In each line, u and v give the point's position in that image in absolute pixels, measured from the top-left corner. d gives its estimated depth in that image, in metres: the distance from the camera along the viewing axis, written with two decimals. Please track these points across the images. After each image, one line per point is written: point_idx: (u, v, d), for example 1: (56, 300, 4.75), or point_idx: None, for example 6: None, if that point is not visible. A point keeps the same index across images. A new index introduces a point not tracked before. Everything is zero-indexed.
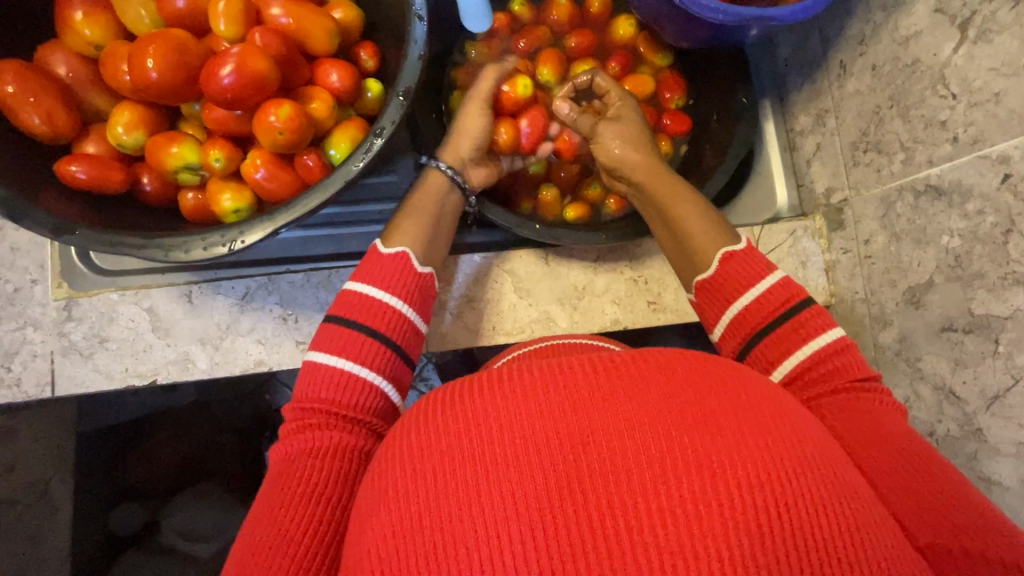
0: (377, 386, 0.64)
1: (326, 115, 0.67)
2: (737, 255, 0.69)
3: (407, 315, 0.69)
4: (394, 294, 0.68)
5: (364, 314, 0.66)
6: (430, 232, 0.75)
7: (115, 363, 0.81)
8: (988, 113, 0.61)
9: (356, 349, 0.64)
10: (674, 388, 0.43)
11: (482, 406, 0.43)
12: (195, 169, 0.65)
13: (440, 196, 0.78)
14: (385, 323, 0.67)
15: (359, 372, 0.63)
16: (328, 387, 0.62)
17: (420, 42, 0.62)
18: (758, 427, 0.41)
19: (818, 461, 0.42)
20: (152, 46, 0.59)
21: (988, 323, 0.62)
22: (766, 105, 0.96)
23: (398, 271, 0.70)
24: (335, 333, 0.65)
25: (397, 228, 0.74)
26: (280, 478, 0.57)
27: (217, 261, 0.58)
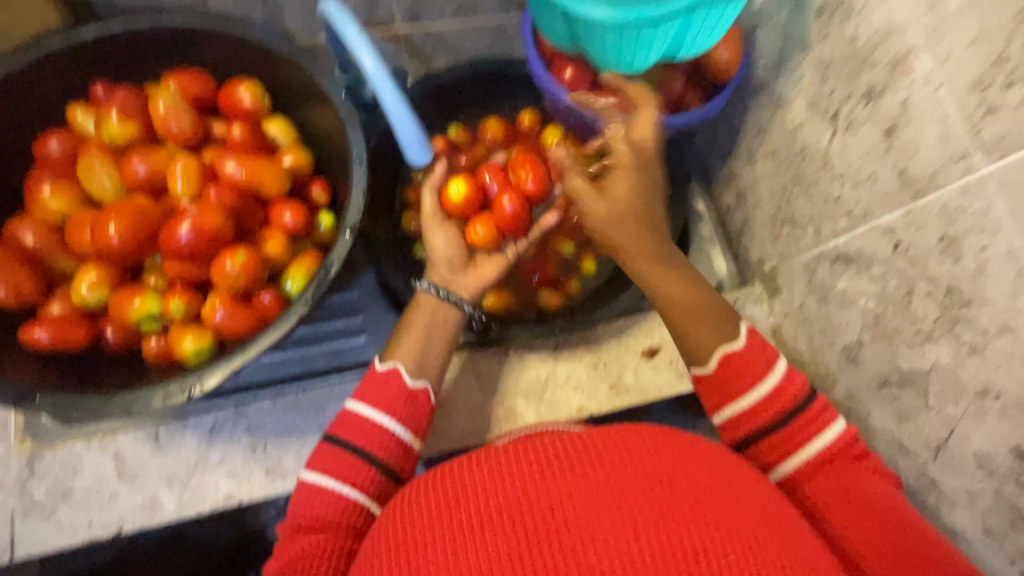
0: (370, 507, 0.64)
1: (280, 253, 0.72)
2: (734, 355, 0.64)
3: (403, 438, 0.68)
4: (387, 416, 0.68)
5: (357, 434, 0.66)
6: (428, 347, 0.74)
7: (79, 517, 0.79)
8: (870, 190, 0.68)
9: (347, 471, 0.64)
10: (630, 465, 0.44)
11: (449, 506, 0.45)
12: (157, 317, 0.69)
13: (434, 314, 0.76)
14: (381, 445, 0.66)
15: (353, 495, 0.63)
16: (321, 505, 0.62)
17: (361, 183, 0.69)
18: (712, 497, 0.42)
19: (777, 534, 0.41)
20: (115, 215, 0.64)
21: (916, 377, 0.66)
22: (694, 189, 1.05)
23: (392, 392, 0.69)
24: (331, 456, 0.65)
25: (396, 348, 0.73)
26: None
27: (177, 409, 0.60)
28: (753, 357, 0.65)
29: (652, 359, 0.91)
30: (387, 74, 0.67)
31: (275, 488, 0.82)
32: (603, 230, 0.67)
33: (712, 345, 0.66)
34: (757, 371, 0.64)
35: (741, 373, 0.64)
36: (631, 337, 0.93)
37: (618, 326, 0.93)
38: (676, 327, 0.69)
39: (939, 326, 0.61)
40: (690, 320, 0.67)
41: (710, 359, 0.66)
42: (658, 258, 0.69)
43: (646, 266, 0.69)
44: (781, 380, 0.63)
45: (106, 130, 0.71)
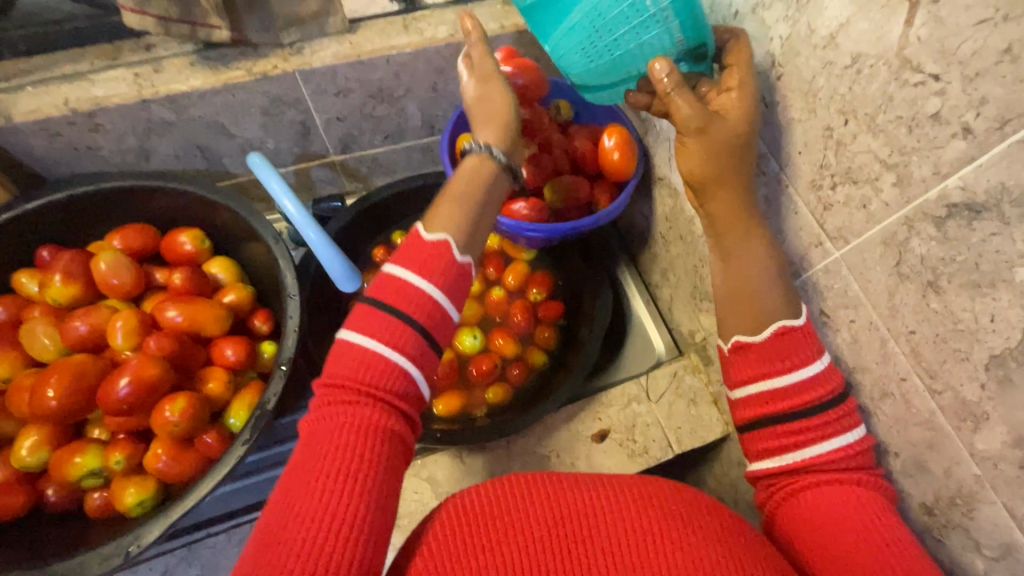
0: (409, 378, 0.53)
1: (221, 391, 0.75)
2: (790, 330, 0.61)
3: (446, 307, 0.55)
4: (436, 285, 0.55)
5: (409, 303, 0.54)
6: (479, 205, 0.60)
7: None
8: None
9: (390, 337, 0.53)
10: (610, 499, 0.55)
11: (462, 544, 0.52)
12: (98, 472, 0.70)
13: (487, 181, 0.62)
14: (417, 309, 0.54)
15: (392, 366, 0.52)
16: (353, 369, 0.52)
17: (295, 317, 0.74)
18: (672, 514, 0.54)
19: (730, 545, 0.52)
20: (53, 378, 0.67)
21: None
22: (624, 269, 1.13)
23: (442, 261, 0.56)
24: (367, 312, 0.54)
25: (436, 211, 0.59)
26: (301, 475, 0.49)
27: (114, 572, 0.60)
28: (806, 339, 0.61)
29: (603, 443, 0.94)
30: (309, 215, 0.74)
31: None
32: (699, 166, 0.61)
33: (774, 315, 0.62)
34: (802, 357, 0.60)
35: (782, 353, 0.61)
36: (580, 423, 0.95)
37: (567, 413, 0.96)
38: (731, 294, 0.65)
39: None
40: (750, 289, 0.63)
41: (764, 330, 0.62)
42: (744, 214, 0.63)
43: (726, 202, 0.63)
44: (825, 367, 0.60)
45: (50, 292, 0.75)
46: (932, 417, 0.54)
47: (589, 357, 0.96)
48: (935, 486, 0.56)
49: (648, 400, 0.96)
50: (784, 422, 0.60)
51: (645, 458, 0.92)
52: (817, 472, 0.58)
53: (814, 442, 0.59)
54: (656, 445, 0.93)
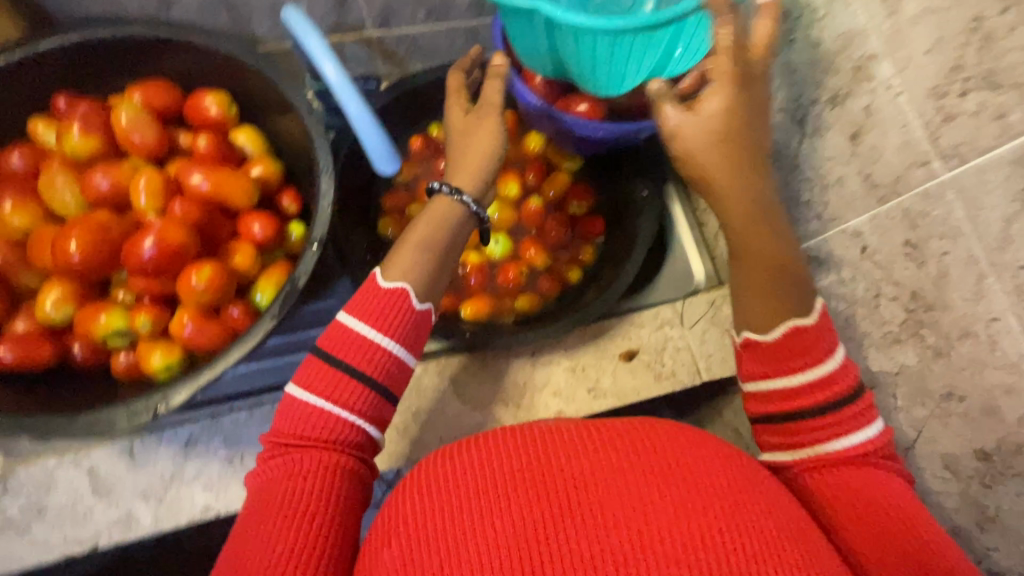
0: (356, 423, 0.58)
1: (248, 266, 0.71)
2: (802, 329, 0.59)
3: (396, 352, 0.60)
4: (386, 334, 0.60)
5: (355, 354, 0.59)
6: (438, 250, 0.65)
7: (54, 532, 0.79)
8: (837, 194, 0.68)
9: (341, 392, 0.58)
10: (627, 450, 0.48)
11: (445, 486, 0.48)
12: (123, 333, 0.68)
13: (447, 226, 0.66)
14: (365, 359, 0.59)
15: (337, 411, 0.57)
16: (304, 423, 0.57)
17: (328, 194, 0.68)
18: (697, 468, 0.47)
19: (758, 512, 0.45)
20: (75, 231, 0.63)
21: (884, 380, 0.66)
22: (671, 188, 1.05)
23: (394, 310, 0.61)
24: (315, 366, 0.59)
25: (394, 259, 0.64)
26: (260, 504, 0.54)
27: (141, 429, 0.59)
28: (817, 338, 0.58)
29: (630, 362, 0.92)
30: (352, 85, 0.67)
31: None
32: (692, 157, 0.60)
33: (788, 313, 0.60)
34: (812, 356, 0.58)
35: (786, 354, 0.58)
36: (609, 341, 0.92)
37: (597, 328, 0.93)
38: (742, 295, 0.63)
39: (905, 329, 0.62)
40: (761, 293, 0.61)
41: (773, 328, 0.60)
42: (752, 213, 0.61)
43: (737, 194, 0.60)
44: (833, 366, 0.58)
45: (67, 145, 0.70)
46: (1019, 361, 0.50)
47: (632, 274, 0.90)
48: (998, 432, 0.53)
49: (681, 325, 0.94)
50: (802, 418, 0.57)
51: (671, 381, 0.92)
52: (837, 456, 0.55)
53: (832, 442, 0.56)
54: (684, 369, 0.92)
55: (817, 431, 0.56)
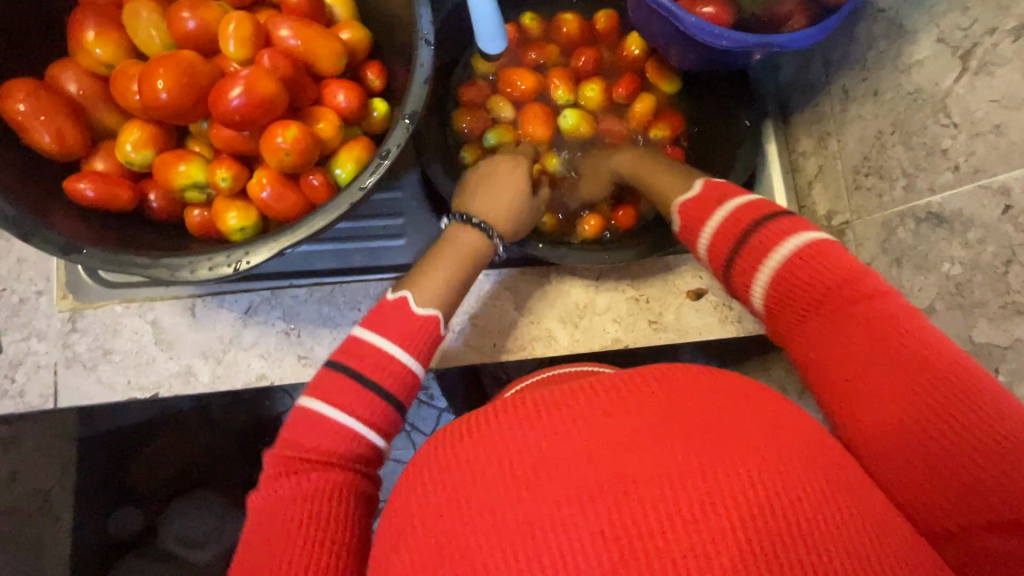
0: (361, 436, 0.58)
1: (332, 135, 0.67)
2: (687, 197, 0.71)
3: (415, 368, 0.62)
4: (408, 350, 0.62)
5: (374, 367, 0.60)
6: (457, 282, 0.71)
7: (118, 375, 0.82)
8: (989, 144, 0.61)
9: (356, 403, 0.59)
10: (696, 417, 0.43)
11: (492, 452, 0.44)
12: (202, 187, 0.66)
13: (469, 257, 0.73)
14: (381, 370, 0.60)
15: (351, 425, 0.58)
16: (318, 437, 0.57)
17: (426, 65, 0.62)
18: (786, 457, 0.41)
19: (861, 521, 0.40)
20: (162, 68, 0.60)
21: (989, 352, 0.62)
22: (769, 125, 0.95)
23: (416, 329, 0.64)
24: (330, 377, 0.60)
25: (419, 285, 0.68)
26: (264, 531, 0.54)
27: (221, 281, 0.58)
28: None
29: (697, 301, 0.88)
30: None
31: (306, 376, 0.83)
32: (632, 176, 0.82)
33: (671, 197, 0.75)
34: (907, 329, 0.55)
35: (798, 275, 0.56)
36: (678, 276, 0.88)
37: (667, 263, 0.89)
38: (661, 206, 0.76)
39: None
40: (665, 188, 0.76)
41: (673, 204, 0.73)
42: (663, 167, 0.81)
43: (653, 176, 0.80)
44: None
45: None
46: None
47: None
48: None
49: None
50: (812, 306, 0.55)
51: (736, 327, 0.88)
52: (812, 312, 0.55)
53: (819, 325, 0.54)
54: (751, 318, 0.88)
55: (811, 306, 0.55)
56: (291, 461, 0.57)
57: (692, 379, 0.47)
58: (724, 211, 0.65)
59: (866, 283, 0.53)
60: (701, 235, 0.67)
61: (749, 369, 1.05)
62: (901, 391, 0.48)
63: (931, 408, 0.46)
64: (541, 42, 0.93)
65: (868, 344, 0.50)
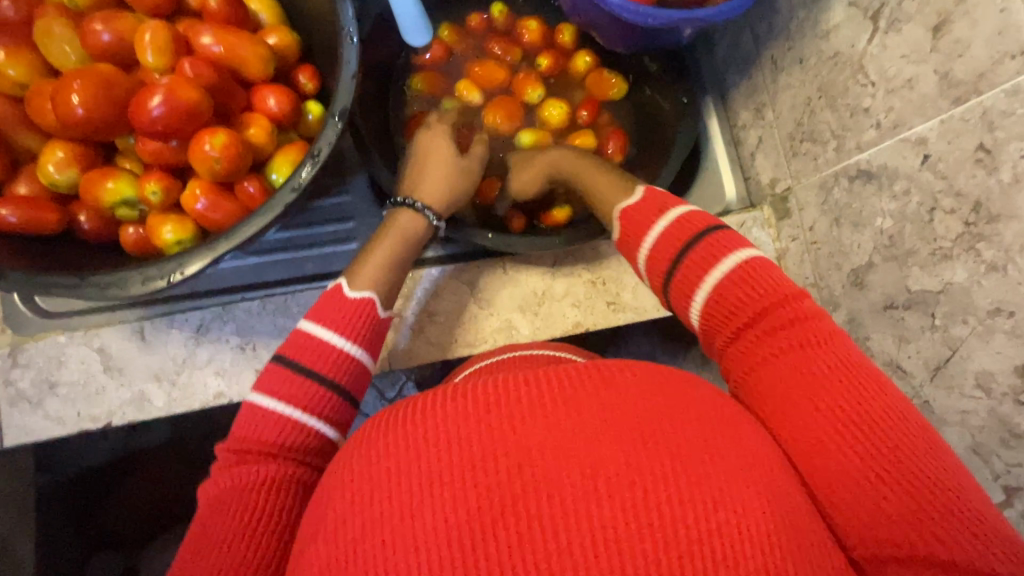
0: (316, 429, 0.58)
1: (265, 140, 0.66)
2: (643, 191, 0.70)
3: (362, 359, 0.62)
4: (354, 341, 0.61)
5: (322, 360, 0.59)
6: (395, 267, 0.70)
7: (67, 408, 0.79)
8: (904, 98, 0.63)
9: (302, 396, 0.57)
10: (616, 412, 0.44)
11: (415, 454, 0.43)
12: (133, 203, 0.64)
13: (405, 236, 0.72)
14: (330, 361, 0.59)
15: (304, 419, 0.57)
16: (266, 427, 0.56)
17: (352, 61, 0.62)
18: (700, 439, 0.43)
19: (785, 503, 0.42)
20: (77, 82, 0.58)
21: (924, 299, 0.65)
22: (708, 103, 0.98)
23: (358, 315, 0.63)
24: (278, 372, 0.58)
25: (359, 272, 0.68)
26: (207, 521, 0.52)
27: (157, 294, 0.57)
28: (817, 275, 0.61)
29: None
30: None
31: None
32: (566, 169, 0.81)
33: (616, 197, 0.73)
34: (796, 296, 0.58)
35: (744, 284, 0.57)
36: None
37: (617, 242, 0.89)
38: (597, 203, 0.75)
39: (959, 243, 0.60)
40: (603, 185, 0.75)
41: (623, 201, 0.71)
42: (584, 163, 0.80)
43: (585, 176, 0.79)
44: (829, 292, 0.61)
45: None
46: None
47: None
48: None
49: None
50: (756, 337, 0.55)
51: None
52: (756, 344, 0.55)
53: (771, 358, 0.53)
54: None
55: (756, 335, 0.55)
56: (242, 452, 0.56)
57: (617, 370, 0.47)
58: (665, 221, 0.64)
59: (801, 304, 0.55)
60: (642, 241, 0.65)
61: None
62: (834, 405, 0.48)
63: (861, 422, 0.47)
64: (505, 37, 0.94)
65: (807, 359, 0.51)
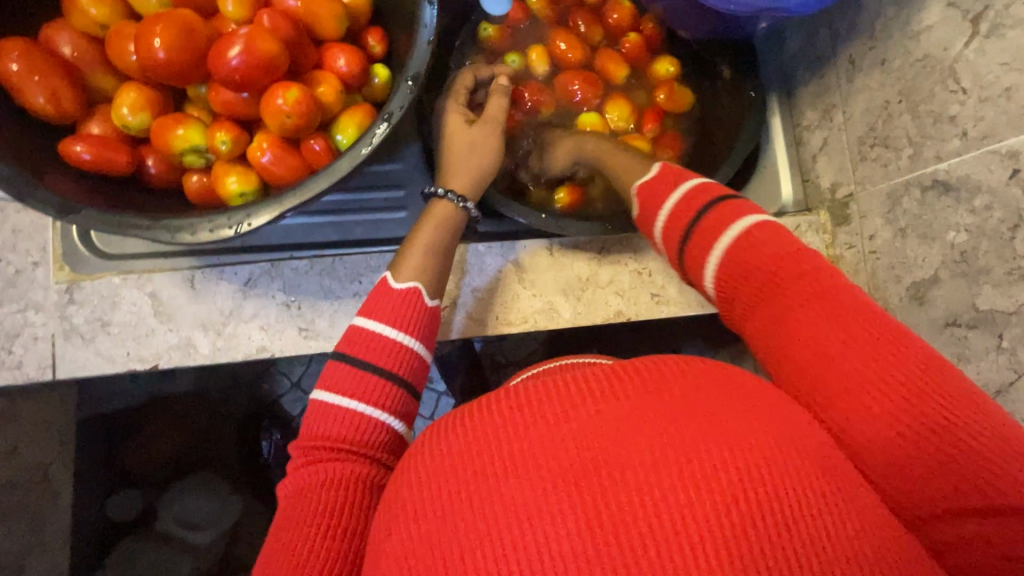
0: (385, 422, 0.61)
1: (332, 100, 0.66)
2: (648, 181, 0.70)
3: (415, 348, 0.65)
4: (409, 333, 0.65)
5: (381, 352, 0.63)
6: (438, 254, 0.72)
7: (117, 346, 0.81)
8: (998, 108, 0.61)
9: (365, 389, 0.61)
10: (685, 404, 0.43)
11: (484, 439, 0.44)
12: (201, 151, 0.65)
13: (446, 225, 0.74)
14: (392, 356, 0.63)
15: (369, 411, 0.61)
16: (334, 423, 0.60)
17: (430, 26, 0.61)
18: (769, 438, 0.42)
19: (856, 508, 0.41)
20: (159, 25, 0.58)
21: (993, 318, 0.62)
22: (773, 100, 0.95)
23: (409, 306, 0.67)
24: (340, 368, 0.62)
25: (404, 262, 0.70)
26: (289, 513, 0.56)
27: (223, 243, 0.57)
28: None
29: None
30: None
31: (307, 348, 0.83)
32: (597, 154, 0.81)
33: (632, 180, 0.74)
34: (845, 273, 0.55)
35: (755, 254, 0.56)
36: None
37: None
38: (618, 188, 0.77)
39: None
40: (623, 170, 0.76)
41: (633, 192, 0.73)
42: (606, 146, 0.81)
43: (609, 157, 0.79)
44: None
45: None
46: None
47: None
48: None
49: None
50: (784, 293, 0.53)
51: None
52: (783, 300, 0.53)
53: (800, 316, 0.51)
54: None
55: (781, 290, 0.53)
56: (315, 448, 0.60)
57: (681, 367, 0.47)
58: (678, 193, 0.65)
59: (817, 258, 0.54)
60: (659, 211, 0.66)
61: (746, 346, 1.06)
62: (865, 373, 0.47)
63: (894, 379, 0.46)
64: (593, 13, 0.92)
65: (843, 320, 0.49)
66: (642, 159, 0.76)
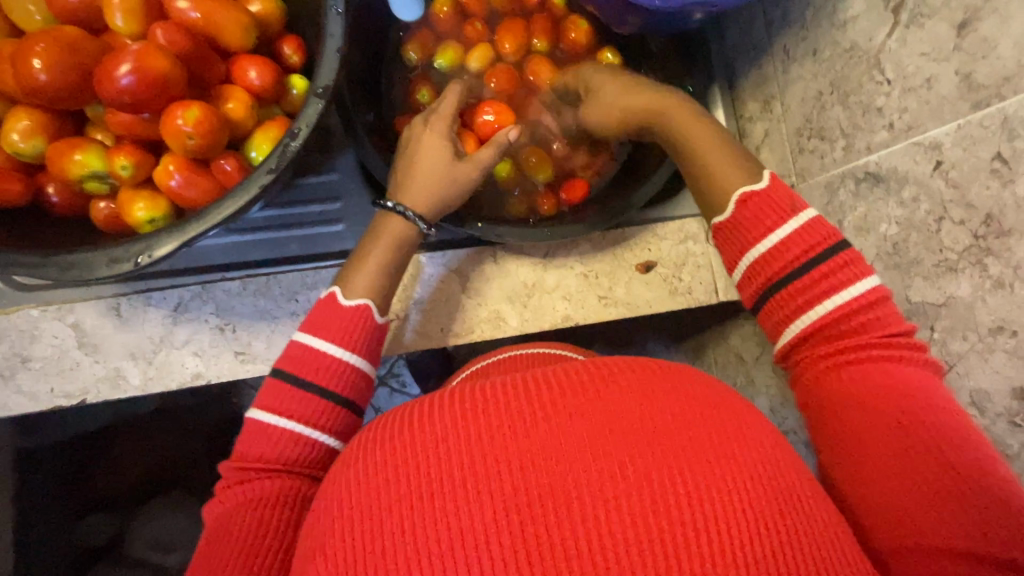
0: (320, 441, 0.59)
1: (243, 116, 0.63)
2: (754, 197, 0.59)
3: (358, 364, 0.63)
4: (351, 349, 0.63)
5: (320, 371, 0.60)
6: (392, 271, 0.69)
7: (40, 383, 0.77)
8: (921, 99, 0.60)
9: (304, 409, 0.59)
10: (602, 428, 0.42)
11: (396, 478, 0.41)
12: (103, 177, 0.61)
13: (400, 243, 0.70)
14: (337, 376, 0.61)
15: (306, 432, 0.58)
16: (267, 443, 0.57)
17: (336, 36, 0.58)
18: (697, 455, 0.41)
19: (789, 522, 0.39)
20: (39, 45, 0.54)
21: (925, 310, 0.62)
22: (715, 92, 0.92)
23: (355, 321, 0.64)
24: (277, 386, 0.60)
25: (354, 277, 0.67)
26: (218, 531, 0.53)
27: (124, 276, 0.54)
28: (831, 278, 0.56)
29: (648, 274, 0.87)
30: None
31: (245, 373, 0.80)
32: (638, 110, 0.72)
33: (734, 186, 0.61)
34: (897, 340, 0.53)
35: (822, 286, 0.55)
36: (627, 250, 0.87)
37: (616, 236, 0.87)
38: (695, 177, 0.66)
39: (966, 256, 0.57)
40: (699, 154, 0.65)
41: (727, 204, 0.61)
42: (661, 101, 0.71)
43: (699, 134, 0.67)
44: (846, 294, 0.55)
45: None
46: None
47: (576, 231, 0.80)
48: None
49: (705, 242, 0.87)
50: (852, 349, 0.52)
51: (687, 298, 0.87)
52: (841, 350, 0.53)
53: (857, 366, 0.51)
54: (701, 288, 0.87)
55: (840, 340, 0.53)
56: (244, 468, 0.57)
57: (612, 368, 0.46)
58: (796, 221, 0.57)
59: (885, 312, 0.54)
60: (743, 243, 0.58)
61: (706, 338, 1.06)
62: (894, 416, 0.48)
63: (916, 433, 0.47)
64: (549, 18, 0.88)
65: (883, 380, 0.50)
66: (736, 155, 0.64)
